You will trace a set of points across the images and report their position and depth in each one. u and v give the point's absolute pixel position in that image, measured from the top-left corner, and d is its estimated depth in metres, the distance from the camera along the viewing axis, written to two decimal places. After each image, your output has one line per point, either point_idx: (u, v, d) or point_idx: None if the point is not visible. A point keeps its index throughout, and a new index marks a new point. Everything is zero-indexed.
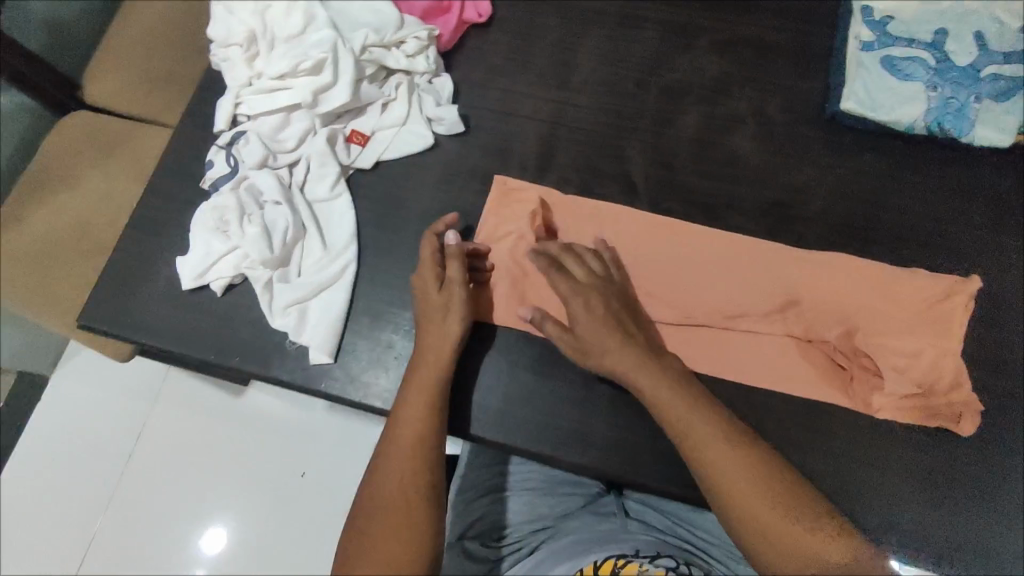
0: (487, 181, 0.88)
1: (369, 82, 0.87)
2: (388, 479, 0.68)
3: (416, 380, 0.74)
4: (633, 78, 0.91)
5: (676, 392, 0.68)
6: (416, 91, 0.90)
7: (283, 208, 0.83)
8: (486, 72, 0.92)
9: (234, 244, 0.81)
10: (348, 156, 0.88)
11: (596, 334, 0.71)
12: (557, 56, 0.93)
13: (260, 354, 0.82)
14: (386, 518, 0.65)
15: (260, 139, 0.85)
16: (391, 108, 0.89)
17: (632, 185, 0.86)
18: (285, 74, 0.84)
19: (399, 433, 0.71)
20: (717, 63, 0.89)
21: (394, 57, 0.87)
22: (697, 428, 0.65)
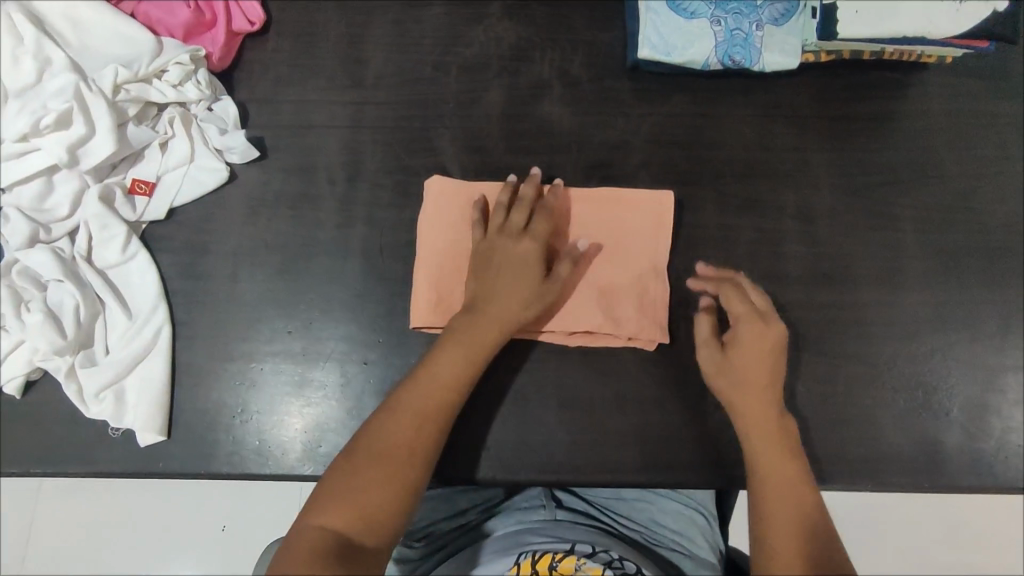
0: (299, 206, 0.75)
1: (135, 124, 0.72)
2: (403, 426, 0.60)
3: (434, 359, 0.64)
4: (429, 63, 0.80)
5: (770, 437, 0.63)
6: (195, 123, 0.74)
7: (67, 285, 0.68)
8: (271, 86, 0.78)
9: (18, 338, 0.66)
10: (133, 211, 0.72)
11: (755, 368, 0.66)
12: (345, 52, 0.80)
13: (83, 451, 0.67)
14: (366, 476, 0.57)
15: (22, 213, 0.68)
16: (171, 147, 0.73)
17: (449, 176, 0.76)
18: (26, 133, 0.67)
19: (418, 393, 0.62)
20: (512, 29, 0.81)
21: (161, 91, 0.72)
22: (780, 488, 0.61)
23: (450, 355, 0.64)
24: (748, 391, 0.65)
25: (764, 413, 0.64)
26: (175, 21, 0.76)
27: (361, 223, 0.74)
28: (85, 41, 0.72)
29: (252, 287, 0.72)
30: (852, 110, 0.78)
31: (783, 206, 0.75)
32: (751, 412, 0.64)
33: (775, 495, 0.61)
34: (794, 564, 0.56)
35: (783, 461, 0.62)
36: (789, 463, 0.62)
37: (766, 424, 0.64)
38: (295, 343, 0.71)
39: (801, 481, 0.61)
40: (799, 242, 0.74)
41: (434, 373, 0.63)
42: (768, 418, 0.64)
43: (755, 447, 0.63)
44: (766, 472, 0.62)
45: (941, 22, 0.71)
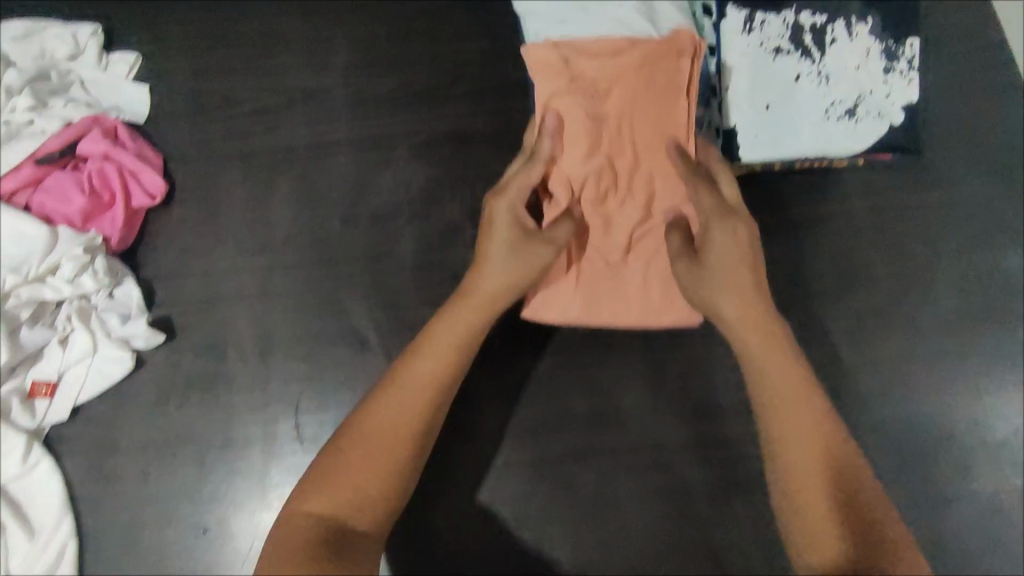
0: (210, 386, 0.72)
1: (30, 326, 0.69)
2: (375, 464, 0.53)
3: (441, 322, 0.62)
4: (337, 215, 0.78)
5: (806, 422, 0.54)
6: (94, 314, 0.72)
7: None
8: (176, 259, 0.76)
9: None
10: (33, 416, 0.69)
11: (760, 340, 0.59)
12: (251, 214, 0.78)
13: None
14: (346, 463, 0.52)
15: None
16: (72, 341, 0.70)
17: (364, 338, 0.73)
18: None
19: (410, 376, 0.58)
20: (419, 170, 0.79)
21: (52, 290, 0.69)
22: (800, 441, 0.53)
23: (443, 349, 0.60)
24: (760, 346, 0.59)
25: (783, 371, 0.57)
26: (70, 209, 0.73)
27: (276, 399, 0.72)
28: None
29: (170, 480, 0.70)
30: (771, 221, 0.75)
31: (710, 333, 0.73)
32: (782, 415, 0.55)
33: (804, 483, 0.52)
34: (816, 499, 0.51)
35: (801, 409, 0.55)
36: (803, 413, 0.54)
37: (783, 375, 0.57)
38: (217, 535, 0.70)
39: (850, 470, 0.52)
40: (732, 371, 0.72)
41: (412, 382, 0.57)
42: (780, 355, 0.58)
43: (768, 373, 0.57)
44: (788, 429, 0.54)
45: (841, 141, 0.64)
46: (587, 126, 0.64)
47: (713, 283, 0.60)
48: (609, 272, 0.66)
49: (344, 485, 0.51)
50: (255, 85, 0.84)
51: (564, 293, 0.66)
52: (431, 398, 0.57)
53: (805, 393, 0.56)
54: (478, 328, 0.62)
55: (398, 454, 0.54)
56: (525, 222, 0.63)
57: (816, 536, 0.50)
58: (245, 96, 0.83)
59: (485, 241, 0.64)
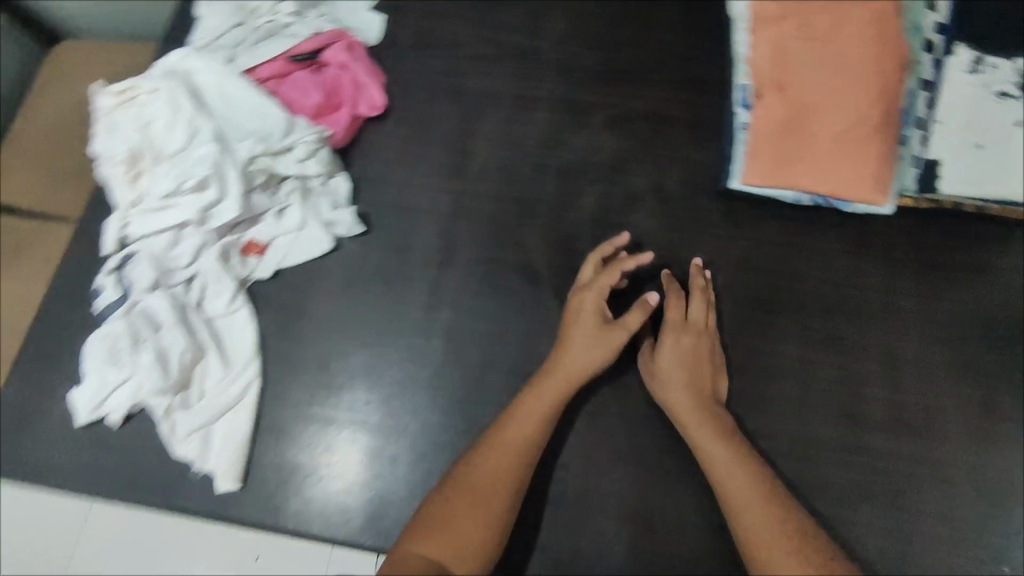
0: (392, 282, 0.80)
1: (260, 192, 0.79)
2: (472, 534, 0.61)
3: (529, 404, 0.68)
4: (531, 162, 0.86)
5: (739, 474, 0.64)
6: (311, 196, 0.81)
7: (177, 331, 0.74)
8: (381, 167, 0.85)
9: (128, 375, 0.73)
10: (244, 269, 0.79)
11: (706, 426, 0.68)
12: (454, 145, 0.87)
13: (166, 486, 0.73)
14: (467, 523, 0.61)
15: (151, 259, 0.76)
16: (288, 213, 0.80)
17: (535, 273, 0.80)
18: (169, 194, 0.75)
19: (500, 439, 0.66)
20: (611, 139, 0.86)
21: (283, 163, 0.79)
22: (753, 514, 0.62)
23: (500, 460, 0.65)
24: (719, 455, 0.66)
25: (716, 444, 0.66)
26: (307, 102, 0.83)
27: (448, 306, 0.78)
28: (229, 114, 0.80)
29: (341, 354, 0.77)
30: (895, 256, 0.78)
31: (865, 346, 0.75)
32: (735, 488, 0.64)
33: (762, 541, 0.60)
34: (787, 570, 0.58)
35: (747, 489, 0.63)
36: (752, 475, 0.64)
37: (725, 458, 0.65)
38: (366, 414, 0.75)
39: (785, 501, 0.63)
40: (882, 386, 0.74)
41: (489, 480, 0.64)
42: (717, 446, 0.66)
43: (709, 461, 0.66)
44: (726, 480, 0.64)
45: None
46: (816, 22, 0.80)
47: (694, 437, 0.68)
48: (805, 137, 0.78)
49: (445, 543, 0.60)
50: (477, 35, 0.92)
51: (778, 160, 0.79)
52: (470, 500, 0.63)
53: (754, 466, 0.65)
54: (536, 434, 0.67)
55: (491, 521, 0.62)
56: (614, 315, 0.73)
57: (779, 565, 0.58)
58: (466, 44, 0.92)
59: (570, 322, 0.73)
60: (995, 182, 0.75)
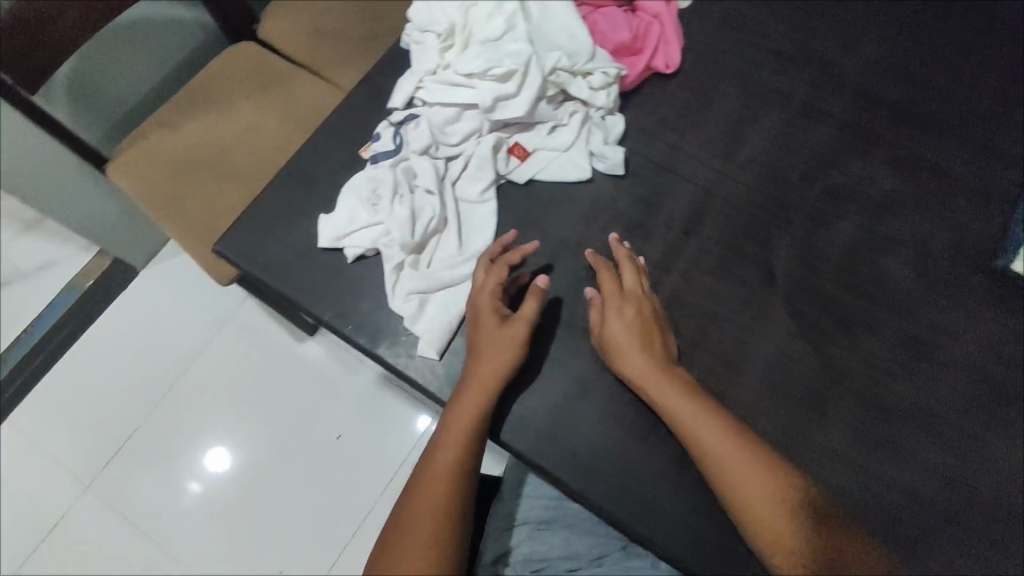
0: (631, 231, 0.81)
1: (546, 103, 0.82)
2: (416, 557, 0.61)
3: (462, 399, 0.69)
4: (800, 169, 0.83)
5: (721, 441, 0.64)
6: (586, 124, 0.83)
7: (433, 198, 0.79)
8: (654, 123, 0.86)
9: (379, 220, 0.78)
10: (505, 167, 0.82)
11: (660, 378, 0.68)
12: (731, 125, 0.86)
13: (373, 332, 0.77)
14: (424, 536, 0.62)
15: (430, 126, 0.81)
16: (559, 132, 0.83)
17: (772, 274, 0.78)
18: (474, 73, 0.80)
19: (433, 455, 0.67)
20: (890, 177, 0.83)
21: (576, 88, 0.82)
22: (750, 487, 0.62)
23: (442, 454, 0.67)
24: (707, 431, 0.65)
25: (688, 412, 0.66)
26: (615, 38, 0.86)
27: (676, 274, 0.79)
28: (543, 24, 0.84)
29: (562, 277, 0.79)
30: None
31: None
32: (734, 463, 0.63)
33: (752, 508, 0.61)
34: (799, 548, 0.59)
35: (724, 443, 0.64)
36: (727, 441, 0.64)
37: (688, 420, 0.66)
38: (568, 341, 0.76)
39: (778, 488, 0.61)
40: None
41: (440, 471, 0.66)
42: (667, 386, 0.68)
43: (683, 428, 0.66)
44: (710, 455, 0.64)
45: None
46: None
47: (671, 405, 0.67)
48: None
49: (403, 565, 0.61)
50: (783, 29, 0.91)
51: None
52: (431, 508, 0.63)
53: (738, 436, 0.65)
54: (478, 439, 0.68)
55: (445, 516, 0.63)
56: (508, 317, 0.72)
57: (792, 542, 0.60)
58: (771, 34, 0.91)
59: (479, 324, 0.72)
60: None
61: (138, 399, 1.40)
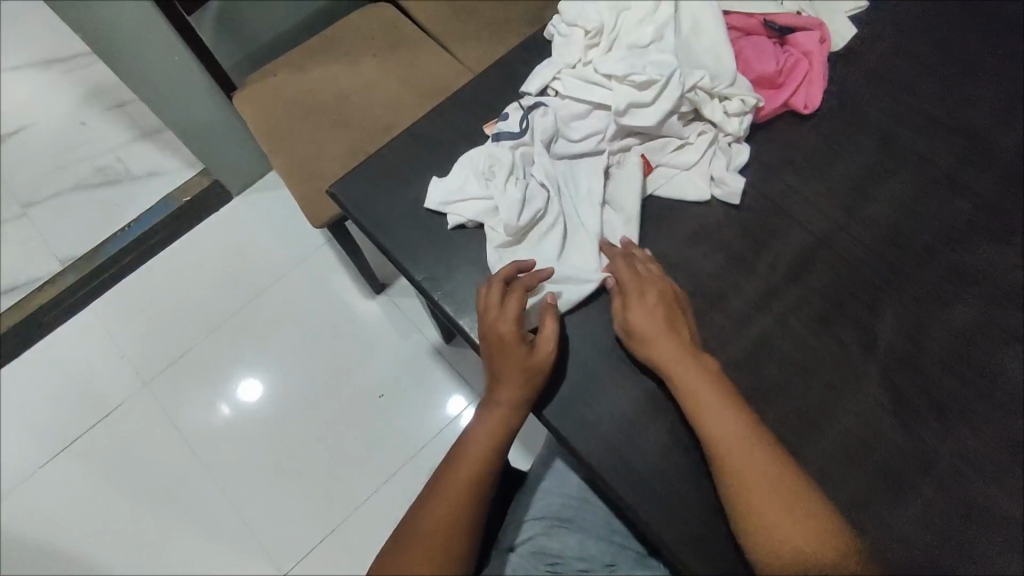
0: (733, 263, 0.80)
1: (678, 117, 0.82)
2: (426, 550, 0.64)
3: (494, 408, 0.71)
4: (923, 238, 0.80)
5: (730, 425, 0.65)
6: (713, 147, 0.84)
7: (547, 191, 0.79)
8: (778, 162, 0.85)
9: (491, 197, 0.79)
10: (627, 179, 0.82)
11: (720, 407, 0.66)
12: (857, 180, 0.83)
13: (458, 302, 0.79)
14: (436, 529, 0.65)
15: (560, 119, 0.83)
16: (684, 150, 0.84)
17: (871, 338, 0.76)
18: (615, 75, 0.81)
19: (466, 448, 0.71)
20: (1022, 267, 0.78)
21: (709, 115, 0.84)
22: (756, 473, 0.62)
23: (475, 447, 0.70)
24: (716, 415, 0.65)
25: (703, 389, 0.67)
26: (760, 69, 0.85)
27: (770, 315, 0.77)
28: (690, 42, 0.86)
29: None
30: None
31: None
32: (734, 445, 0.64)
33: (756, 494, 0.62)
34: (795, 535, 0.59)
35: (769, 495, 0.61)
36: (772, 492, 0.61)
37: (699, 394, 0.67)
38: None
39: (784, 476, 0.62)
40: None
41: (466, 462, 0.70)
42: (730, 419, 0.65)
43: (701, 407, 0.67)
44: (721, 442, 0.64)
45: None
46: None
47: (686, 385, 0.67)
48: None
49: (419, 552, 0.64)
50: (935, 93, 0.87)
51: None
52: (448, 505, 0.66)
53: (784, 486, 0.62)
54: (496, 448, 0.71)
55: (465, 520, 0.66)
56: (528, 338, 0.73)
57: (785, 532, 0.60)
58: (921, 96, 0.87)
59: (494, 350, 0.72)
60: None
61: (210, 317, 1.47)
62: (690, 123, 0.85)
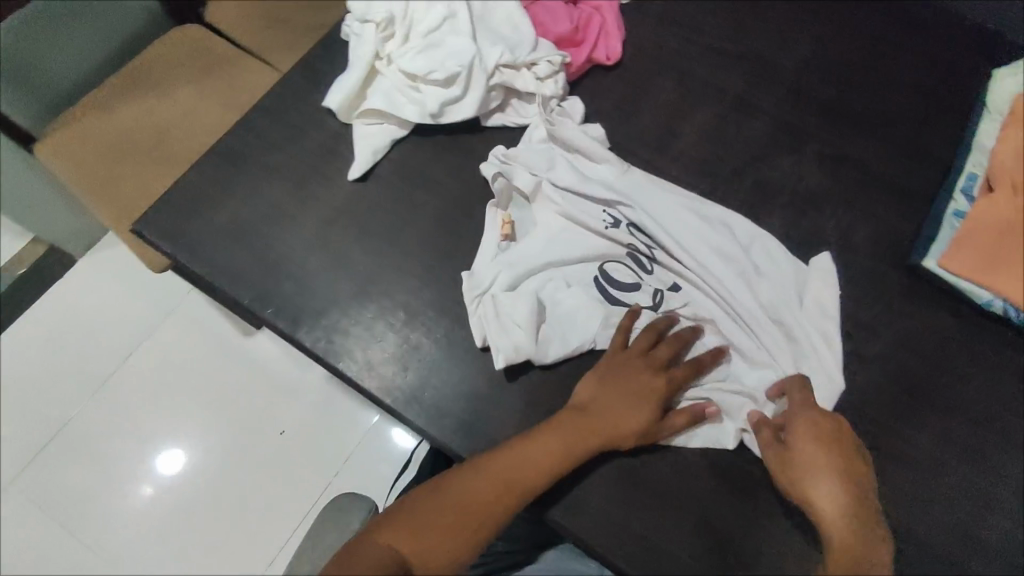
0: None
1: (493, 100, 0.82)
2: (418, 527, 0.61)
3: (557, 427, 0.67)
4: (730, 164, 0.85)
5: (824, 480, 0.63)
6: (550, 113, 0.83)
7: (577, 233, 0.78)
8: (593, 115, 0.87)
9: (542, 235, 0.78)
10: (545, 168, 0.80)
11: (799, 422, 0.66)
12: (664, 120, 0.87)
13: (293, 317, 0.76)
14: (426, 524, 0.61)
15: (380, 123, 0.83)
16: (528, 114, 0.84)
17: None
18: (417, 76, 0.79)
19: (528, 455, 0.65)
20: (817, 175, 0.84)
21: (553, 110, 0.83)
22: (863, 516, 0.62)
23: (537, 458, 0.65)
24: (818, 477, 0.63)
25: (841, 475, 0.64)
26: (556, 30, 0.86)
27: None
28: (485, 14, 0.83)
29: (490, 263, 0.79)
30: None
31: (1004, 474, 0.71)
32: (822, 500, 0.63)
33: (830, 526, 0.62)
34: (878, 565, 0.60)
35: (860, 543, 0.61)
36: (820, 478, 0.63)
37: (809, 460, 0.64)
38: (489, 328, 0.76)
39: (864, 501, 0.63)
40: (1008, 519, 0.69)
41: (490, 477, 0.64)
42: (808, 435, 0.66)
43: (829, 484, 0.63)
44: (809, 491, 0.63)
45: None
46: None
47: (817, 467, 0.64)
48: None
49: (409, 540, 0.61)
50: (720, 25, 0.92)
51: (991, 255, 0.75)
52: (458, 506, 0.63)
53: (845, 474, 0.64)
54: (541, 474, 0.65)
55: (469, 528, 0.62)
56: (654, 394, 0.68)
57: (847, 550, 0.60)
58: (708, 31, 0.92)
59: (607, 379, 0.69)
60: None
61: (58, 392, 1.30)
62: (512, 98, 0.84)
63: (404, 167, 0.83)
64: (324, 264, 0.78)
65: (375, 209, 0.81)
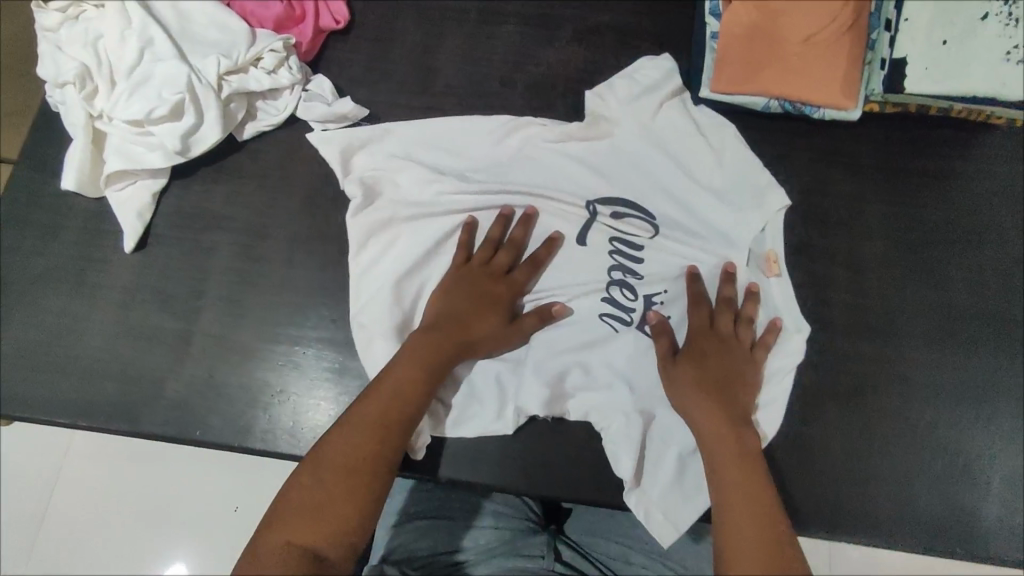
0: None
1: (237, 112, 0.77)
2: (323, 474, 0.56)
3: (412, 350, 0.65)
4: (496, 77, 0.83)
5: (747, 499, 0.56)
6: (300, 102, 0.79)
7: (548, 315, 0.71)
8: (346, 83, 0.83)
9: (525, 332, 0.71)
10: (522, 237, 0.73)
11: (727, 434, 0.61)
12: (418, 59, 0.83)
13: (128, 412, 0.71)
14: (333, 464, 0.57)
15: (130, 181, 0.76)
16: (280, 108, 0.79)
17: None
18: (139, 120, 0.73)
19: (396, 375, 0.63)
20: (580, 53, 0.84)
21: (543, 120, 0.78)
22: (755, 537, 0.53)
23: (402, 382, 0.63)
24: (742, 490, 0.57)
25: (753, 482, 0.58)
26: (268, 14, 0.79)
27: None
28: (185, 27, 0.76)
29: (304, 271, 0.75)
30: (862, 165, 0.78)
31: (832, 252, 0.75)
32: (735, 508, 0.56)
33: (733, 547, 0.54)
34: None
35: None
36: (753, 506, 0.56)
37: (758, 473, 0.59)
38: (331, 336, 0.74)
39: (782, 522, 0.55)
40: (847, 291, 0.74)
41: (353, 420, 0.59)
42: (749, 477, 0.58)
43: (730, 477, 0.58)
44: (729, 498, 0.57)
45: (1016, 84, 0.71)
46: None
47: (727, 465, 0.59)
48: (771, 44, 0.76)
49: (315, 489, 0.55)
50: None
51: (747, 68, 0.76)
52: (372, 434, 0.59)
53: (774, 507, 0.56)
54: (417, 393, 0.63)
55: (378, 459, 0.58)
56: (738, 375, 0.66)
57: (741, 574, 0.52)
58: None
59: (726, 367, 0.66)
60: (964, 79, 0.72)
61: None
62: (257, 101, 0.79)
63: (179, 215, 0.77)
64: (139, 346, 0.73)
65: (167, 269, 0.75)
